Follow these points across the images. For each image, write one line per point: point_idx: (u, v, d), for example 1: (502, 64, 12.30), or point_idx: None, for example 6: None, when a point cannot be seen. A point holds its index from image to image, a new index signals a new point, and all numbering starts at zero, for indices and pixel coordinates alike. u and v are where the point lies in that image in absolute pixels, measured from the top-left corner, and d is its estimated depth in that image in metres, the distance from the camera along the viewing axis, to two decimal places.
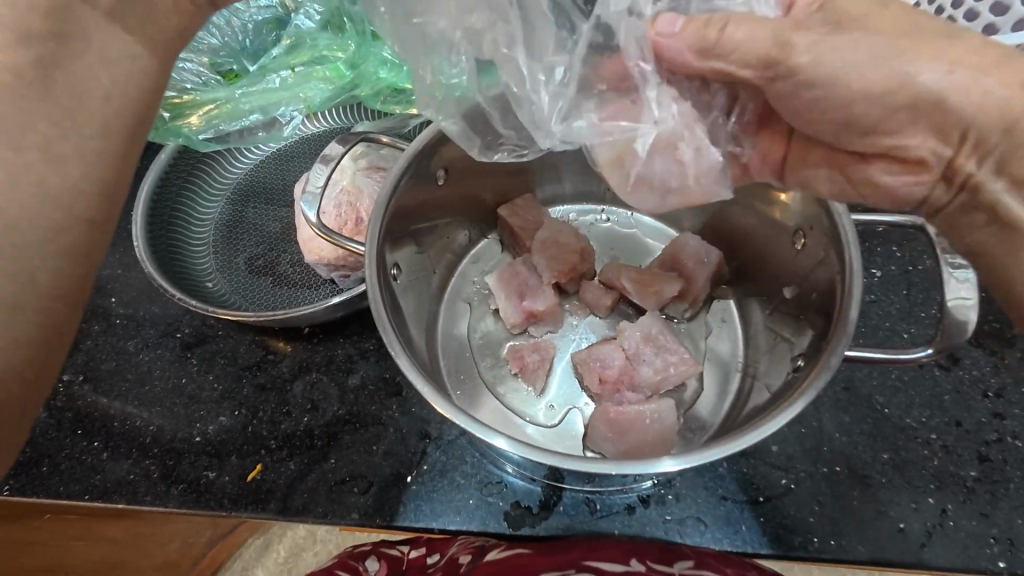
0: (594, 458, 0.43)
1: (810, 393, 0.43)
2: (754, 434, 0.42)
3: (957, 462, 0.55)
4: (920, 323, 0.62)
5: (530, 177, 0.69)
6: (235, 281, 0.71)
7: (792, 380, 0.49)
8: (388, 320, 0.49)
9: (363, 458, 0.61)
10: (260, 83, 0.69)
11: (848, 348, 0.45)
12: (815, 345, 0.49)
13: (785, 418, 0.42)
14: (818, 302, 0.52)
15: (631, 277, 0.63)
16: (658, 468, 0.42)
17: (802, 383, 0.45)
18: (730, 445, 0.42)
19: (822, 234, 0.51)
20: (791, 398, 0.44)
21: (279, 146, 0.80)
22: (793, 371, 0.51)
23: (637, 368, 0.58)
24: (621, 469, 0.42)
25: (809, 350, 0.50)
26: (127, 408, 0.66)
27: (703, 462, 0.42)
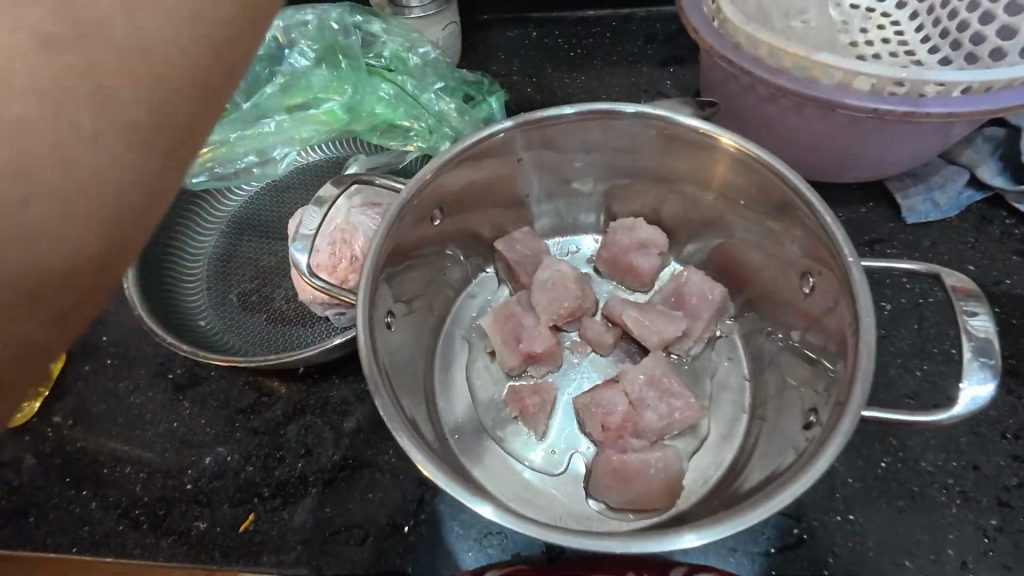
0: (598, 534, 0.39)
1: (825, 460, 0.39)
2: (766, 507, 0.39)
3: (977, 511, 0.53)
4: (933, 359, 0.60)
5: (529, 211, 0.69)
6: (229, 318, 0.70)
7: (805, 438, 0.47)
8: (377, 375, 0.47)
9: (359, 507, 0.59)
10: (253, 130, 0.74)
11: (863, 408, 0.41)
12: (829, 400, 0.46)
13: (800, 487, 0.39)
14: (832, 352, 0.49)
15: (634, 313, 0.61)
16: (679, 544, 0.38)
17: (815, 447, 0.41)
18: (739, 520, 0.38)
19: (830, 278, 0.50)
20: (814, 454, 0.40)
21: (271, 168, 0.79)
22: (806, 427, 0.49)
23: (641, 414, 0.56)
24: (633, 546, 0.38)
25: (822, 406, 0.48)
26: (119, 453, 0.64)
27: (720, 537, 0.38)
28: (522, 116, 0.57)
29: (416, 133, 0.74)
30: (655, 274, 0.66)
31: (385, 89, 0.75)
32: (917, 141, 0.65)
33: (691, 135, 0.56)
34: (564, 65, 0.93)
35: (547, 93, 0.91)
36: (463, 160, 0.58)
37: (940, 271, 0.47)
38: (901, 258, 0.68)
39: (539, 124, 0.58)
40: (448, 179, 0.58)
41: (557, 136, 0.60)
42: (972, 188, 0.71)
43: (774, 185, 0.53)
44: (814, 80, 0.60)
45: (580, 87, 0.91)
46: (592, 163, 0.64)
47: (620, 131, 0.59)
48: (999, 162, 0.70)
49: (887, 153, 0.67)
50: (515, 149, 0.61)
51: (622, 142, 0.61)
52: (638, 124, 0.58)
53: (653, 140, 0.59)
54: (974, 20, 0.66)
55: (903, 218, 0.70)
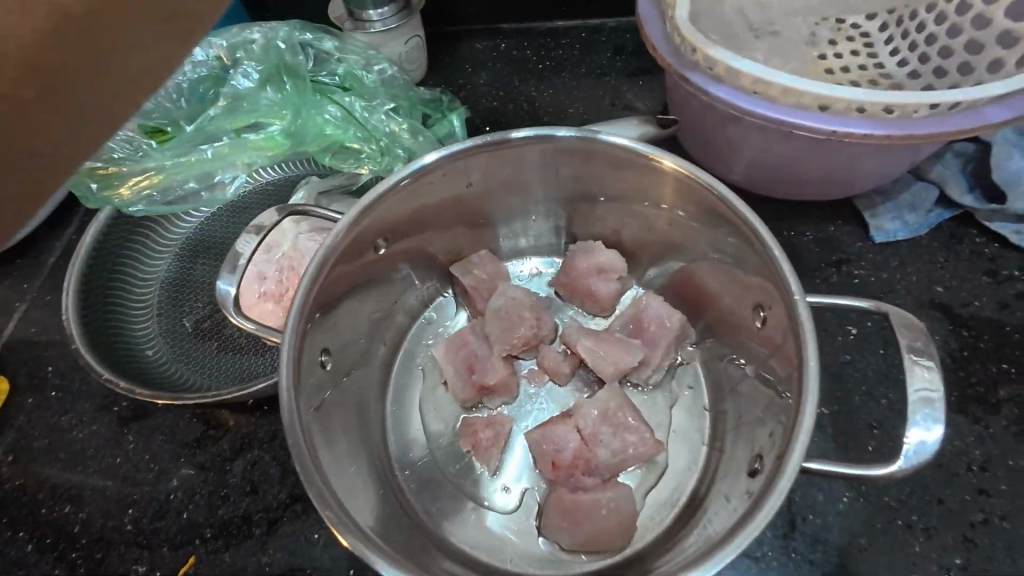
0: None
1: (762, 522, 0.37)
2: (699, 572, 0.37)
3: (940, 548, 0.51)
4: (898, 386, 0.58)
5: (485, 233, 0.67)
6: (177, 348, 0.68)
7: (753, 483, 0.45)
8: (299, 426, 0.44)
9: (303, 549, 0.56)
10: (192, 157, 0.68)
11: (803, 462, 0.39)
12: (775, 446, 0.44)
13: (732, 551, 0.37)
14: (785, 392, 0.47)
15: (589, 343, 0.59)
16: None
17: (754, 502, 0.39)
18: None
19: (779, 318, 0.48)
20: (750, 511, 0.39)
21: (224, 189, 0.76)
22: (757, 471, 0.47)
23: (594, 451, 0.54)
24: None
25: (766, 452, 0.46)
26: (59, 492, 0.62)
27: None
28: (471, 141, 0.55)
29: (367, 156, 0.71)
30: (615, 299, 0.64)
31: (332, 110, 0.70)
32: (880, 161, 0.64)
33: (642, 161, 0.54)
34: (531, 77, 0.91)
35: (513, 107, 0.89)
36: (406, 188, 0.55)
37: (890, 309, 0.45)
38: (869, 279, 0.66)
39: (488, 148, 0.56)
40: (391, 208, 0.55)
41: (507, 159, 0.58)
42: (942, 206, 0.69)
43: (724, 213, 0.51)
44: (772, 102, 0.58)
45: (547, 101, 0.89)
46: (546, 185, 0.62)
47: (571, 155, 0.58)
48: (968, 180, 0.68)
49: (849, 172, 0.65)
50: (464, 174, 0.58)
51: (575, 165, 0.59)
52: (588, 148, 0.56)
53: (607, 164, 0.57)
54: (943, 32, 0.63)
55: (871, 237, 0.68)
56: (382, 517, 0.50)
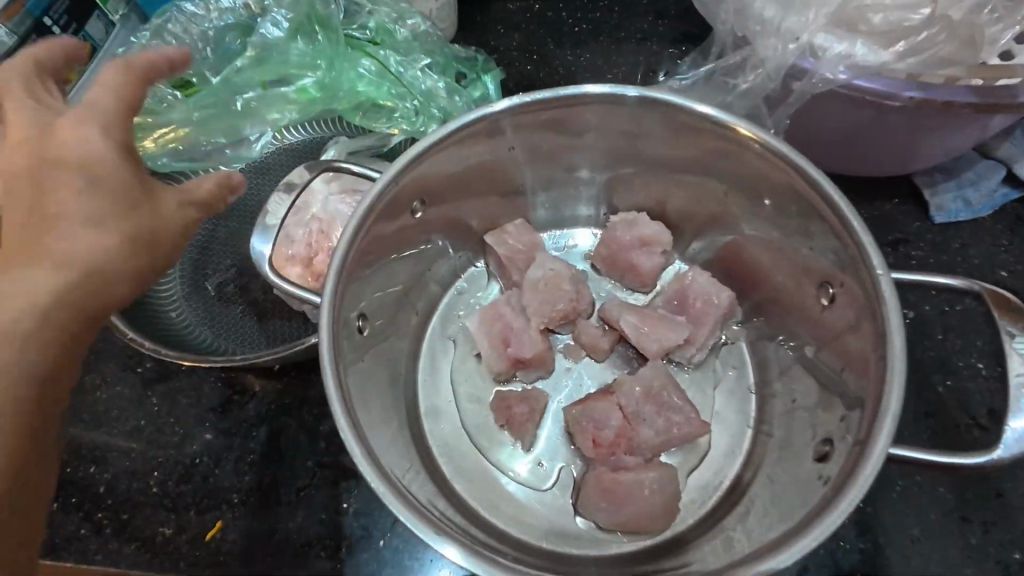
0: None
1: (843, 511, 0.35)
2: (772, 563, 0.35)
3: (997, 543, 0.48)
4: (957, 374, 0.55)
5: (522, 200, 0.64)
6: (200, 310, 0.66)
7: (823, 470, 0.42)
8: (340, 391, 0.42)
9: (333, 518, 0.55)
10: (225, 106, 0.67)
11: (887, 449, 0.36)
12: (850, 432, 0.42)
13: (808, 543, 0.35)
14: (854, 378, 0.44)
15: (632, 318, 0.56)
16: None
17: (829, 492, 0.37)
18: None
19: (855, 297, 0.44)
20: (830, 498, 0.36)
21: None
22: (823, 457, 0.44)
23: (637, 430, 0.52)
24: None
25: (838, 436, 0.44)
26: (82, 453, 0.61)
27: None
28: (516, 99, 0.52)
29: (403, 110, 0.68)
30: (657, 274, 0.61)
31: (367, 64, 0.68)
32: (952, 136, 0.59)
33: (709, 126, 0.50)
34: (567, 41, 0.86)
35: (548, 72, 0.84)
36: (450, 146, 0.52)
37: None
38: (927, 261, 0.63)
39: (535, 108, 0.53)
40: (431, 169, 0.53)
41: (554, 120, 0.55)
42: (1008, 186, 0.65)
43: (791, 180, 0.48)
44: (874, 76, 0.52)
45: (584, 66, 0.84)
46: (592, 152, 0.58)
47: (623, 119, 0.54)
48: None
49: (919, 145, 0.60)
50: (508, 135, 0.55)
51: (626, 130, 0.55)
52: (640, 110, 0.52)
53: (666, 130, 0.53)
54: None
55: (930, 217, 0.64)
56: (419, 489, 0.49)
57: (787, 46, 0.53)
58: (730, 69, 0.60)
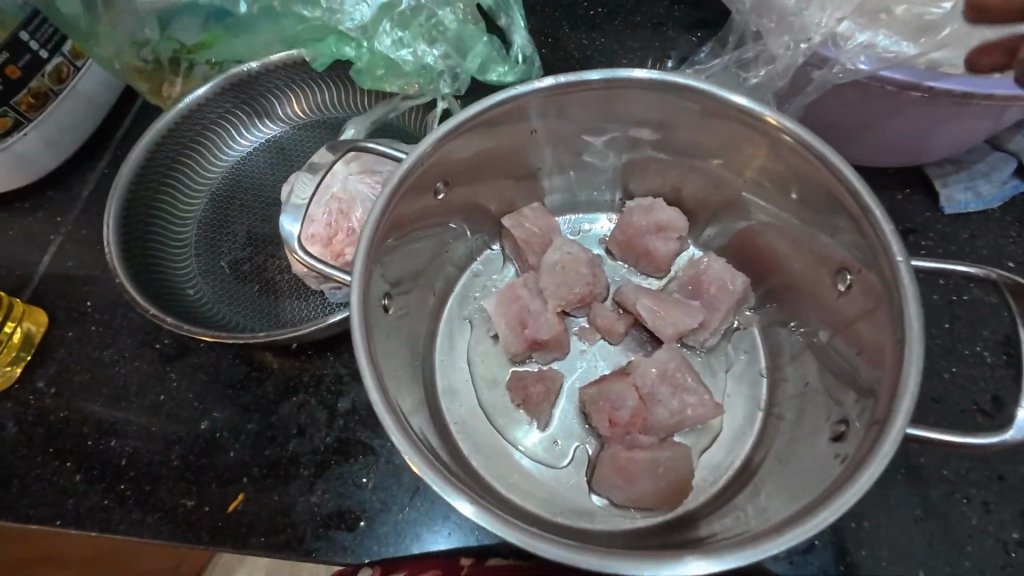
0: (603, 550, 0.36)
1: (862, 487, 0.36)
2: (790, 536, 0.36)
3: (998, 523, 0.50)
4: (963, 362, 0.57)
5: (539, 184, 0.65)
6: (218, 287, 0.66)
7: (837, 450, 0.44)
8: (371, 365, 0.43)
9: (352, 492, 0.56)
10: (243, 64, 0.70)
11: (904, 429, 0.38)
12: (864, 411, 0.43)
13: (825, 518, 0.36)
14: (867, 360, 0.45)
15: (648, 302, 0.57)
16: (679, 569, 0.35)
17: (847, 469, 0.38)
18: (763, 549, 0.36)
19: (872, 282, 0.45)
20: (849, 474, 0.38)
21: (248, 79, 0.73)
22: (836, 437, 0.45)
23: (652, 410, 0.53)
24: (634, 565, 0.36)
25: (852, 416, 0.45)
26: (102, 426, 0.62)
27: (735, 565, 0.35)
28: (539, 81, 0.52)
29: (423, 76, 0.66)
30: (671, 260, 0.62)
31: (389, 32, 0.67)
32: (968, 129, 0.59)
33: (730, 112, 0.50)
34: (582, 25, 0.85)
35: (563, 56, 0.84)
36: (474, 127, 0.53)
37: None
38: (936, 251, 0.64)
39: (558, 90, 0.52)
40: (454, 149, 0.53)
41: (576, 103, 0.55)
42: (1018, 179, 0.65)
43: (811, 167, 0.49)
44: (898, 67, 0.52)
45: (599, 51, 0.83)
46: (611, 136, 0.59)
47: (645, 103, 0.54)
48: None
49: (936, 137, 0.60)
50: (530, 118, 0.55)
51: (646, 114, 0.55)
52: (663, 92, 0.52)
53: (690, 116, 0.54)
54: None
55: (940, 208, 0.65)
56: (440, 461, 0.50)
57: (799, 45, 0.55)
58: (744, 62, 0.61)
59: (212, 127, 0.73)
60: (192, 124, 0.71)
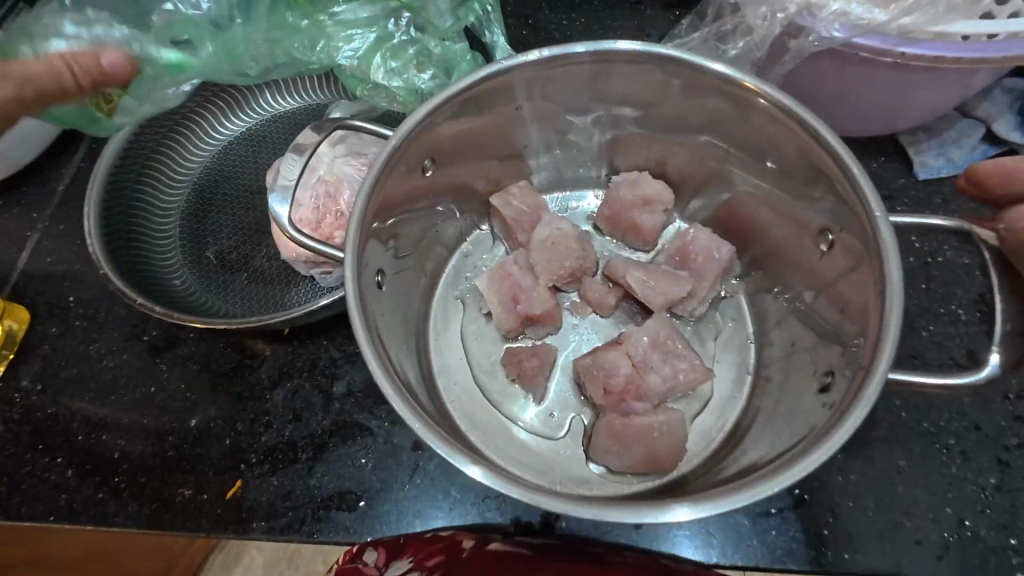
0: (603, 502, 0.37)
1: (848, 429, 0.37)
2: (781, 479, 0.37)
3: (976, 469, 0.53)
4: (939, 320, 0.59)
5: (525, 163, 0.65)
6: (205, 278, 0.66)
7: (824, 401, 0.45)
8: (369, 338, 0.43)
9: (351, 472, 0.57)
10: None
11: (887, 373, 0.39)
12: (849, 362, 0.45)
13: (814, 462, 0.37)
14: (850, 316, 0.47)
15: (638, 273, 0.59)
16: (675, 516, 0.36)
17: (835, 415, 0.40)
18: (759, 490, 0.37)
19: (852, 240, 0.47)
20: (836, 419, 0.39)
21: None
22: (822, 390, 0.47)
23: (645, 377, 0.54)
24: (633, 515, 0.37)
25: (838, 368, 0.46)
26: (92, 420, 0.61)
27: (730, 509, 0.37)
28: (525, 55, 0.52)
29: (398, 51, 0.64)
30: (658, 233, 0.63)
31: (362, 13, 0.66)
32: (940, 96, 0.61)
33: (713, 82, 0.51)
34: (561, 5, 0.85)
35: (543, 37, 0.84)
36: (461, 103, 0.53)
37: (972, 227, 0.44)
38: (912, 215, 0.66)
39: (543, 65, 0.53)
40: (442, 126, 0.53)
41: (561, 78, 0.55)
42: (986, 143, 0.68)
43: (792, 133, 0.50)
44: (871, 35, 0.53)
45: (579, 30, 0.83)
46: (596, 111, 0.59)
47: (628, 76, 0.54)
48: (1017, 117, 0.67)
49: (910, 105, 0.62)
50: (515, 95, 0.56)
51: (630, 87, 0.56)
52: (646, 64, 0.52)
53: (672, 87, 0.54)
54: None
55: (914, 174, 0.67)
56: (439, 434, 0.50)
57: (776, 15, 0.56)
58: (723, 35, 0.62)
59: (194, 113, 0.72)
60: (174, 109, 0.71)
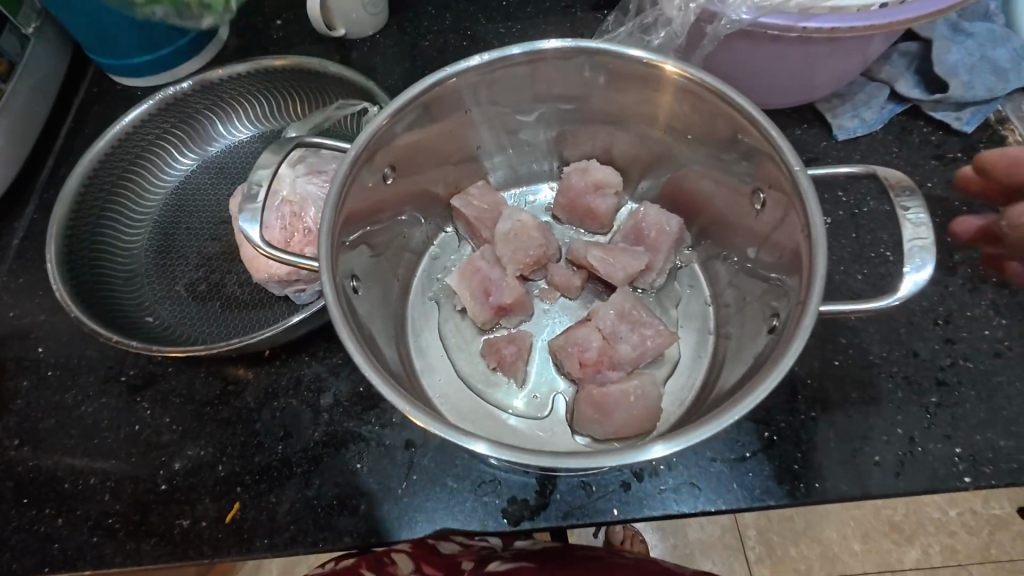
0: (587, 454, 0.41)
1: (791, 356, 0.42)
2: (739, 408, 0.41)
3: (918, 390, 0.58)
4: (871, 263, 0.65)
5: (480, 164, 0.68)
6: (176, 309, 0.66)
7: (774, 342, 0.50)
8: (351, 336, 0.46)
9: (348, 478, 0.58)
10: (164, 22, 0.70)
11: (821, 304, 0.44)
12: (789, 301, 0.50)
13: (764, 390, 0.42)
14: (787, 263, 0.52)
15: (598, 254, 0.62)
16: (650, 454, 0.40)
17: (781, 346, 0.44)
18: (722, 420, 0.41)
19: (780, 195, 0.52)
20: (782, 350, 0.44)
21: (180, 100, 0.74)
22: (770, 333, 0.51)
23: (616, 347, 0.58)
24: (614, 459, 0.40)
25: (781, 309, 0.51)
26: (78, 466, 0.60)
27: (698, 440, 0.41)
28: (466, 61, 0.55)
29: None
30: (612, 215, 0.67)
31: None
32: (844, 64, 0.68)
33: (641, 69, 0.56)
34: (497, 14, 0.89)
35: (484, 46, 0.88)
36: (413, 112, 0.56)
37: (877, 169, 0.50)
38: None
39: (485, 68, 0.56)
40: (397, 135, 0.56)
41: (503, 79, 0.59)
42: (893, 102, 0.75)
43: (716, 107, 0.55)
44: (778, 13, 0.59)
45: (516, 36, 0.87)
46: (540, 107, 0.63)
47: (565, 72, 0.59)
48: (915, 76, 0.75)
49: (820, 74, 0.68)
50: (462, 99, 0.59)
51: (568, 82, 0.60)
52: (579, 58, 0.56)
53: (605, 79, 0.59)
54: None
55: (834, 136, 0.74)
56: None
57: (689, 6, 0.61)
58: (646, 27, 0.67)
59: (149, 150, 0.73)
60: (128, 149, 0.72)
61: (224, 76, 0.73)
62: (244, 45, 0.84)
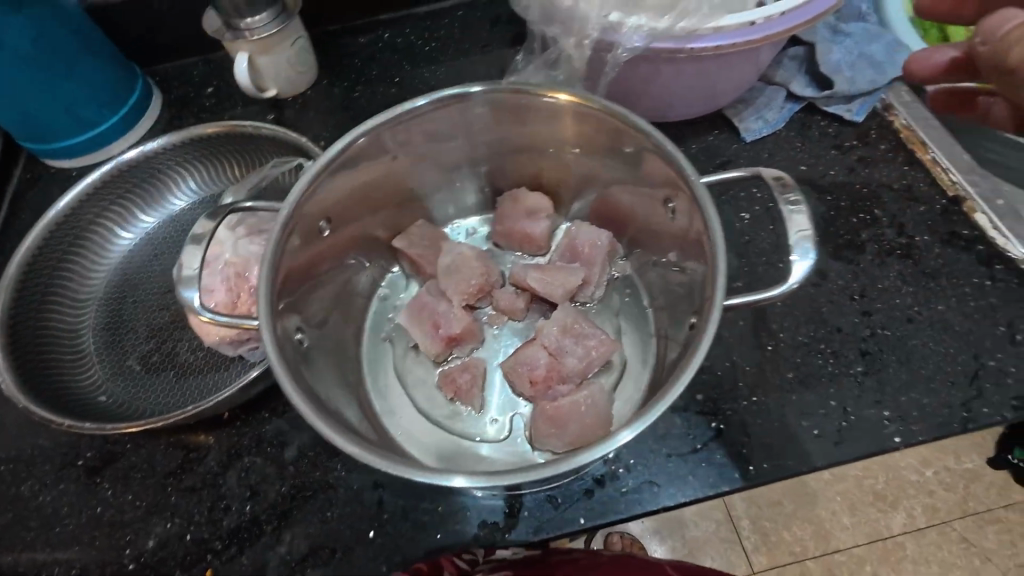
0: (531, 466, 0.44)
1: (703, 349, 0.46)
2: (662, 401, 0.45)
3: (846, 362, 0.63)
4: (789, 251, 0.70)
5: (416, 204, 0.71)
6: (129, 384, 0.66)
7: None
8: (297, 388, 0.47)
9: (320, 528, 0.58)
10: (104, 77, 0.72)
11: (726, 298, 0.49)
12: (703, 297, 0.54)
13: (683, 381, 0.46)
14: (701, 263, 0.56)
15: (537, 275, 0.66)
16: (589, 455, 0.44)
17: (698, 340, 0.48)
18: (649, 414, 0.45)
19: (686, 201, 0.57)
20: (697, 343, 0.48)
21: (116, 176, 0.75)
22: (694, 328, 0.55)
23: (563, 361, 0.61)
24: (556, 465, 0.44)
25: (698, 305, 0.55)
26: (40, 559, 0.59)
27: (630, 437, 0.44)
28: (384, 113, 0.59)
29: None
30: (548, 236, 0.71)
31: None
32: (738, 74, 0.74)
33: (548, 102, 0.60)
34: (421, 60, 0.94)
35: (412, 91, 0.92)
36: (340, 165, 0.59)
37: (762, 169, 0.55)
38: None
39: (404, 117, 0.60)
40: (328, 189, 0.59)
41: (423, 125, 0.62)
42: (791, 102, 0.82)
43: (620, 127, 0.59)
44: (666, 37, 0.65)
45: (442, 79, 0.92)
46: (464, 145, 0.67)
47: (480, 111, 0.63)
48: (806, 76, 0.82)
49: (718, 86, 0.74)
50: (387, 147, 0.62)
51: (485, 120, 0.64)
52: (490, 98, 0.61)
53: (519, 114, 0.63)
54: None
55: (743, 138, 0.80)
56: None
57: (587, 40, 0.66)
58: (555, 62, 0.72)
59: (89, 230, 0.74)
60: (68, 231, 0.73)
61: (157, 148, 0.75)
62: (177, 116, 0.86)
